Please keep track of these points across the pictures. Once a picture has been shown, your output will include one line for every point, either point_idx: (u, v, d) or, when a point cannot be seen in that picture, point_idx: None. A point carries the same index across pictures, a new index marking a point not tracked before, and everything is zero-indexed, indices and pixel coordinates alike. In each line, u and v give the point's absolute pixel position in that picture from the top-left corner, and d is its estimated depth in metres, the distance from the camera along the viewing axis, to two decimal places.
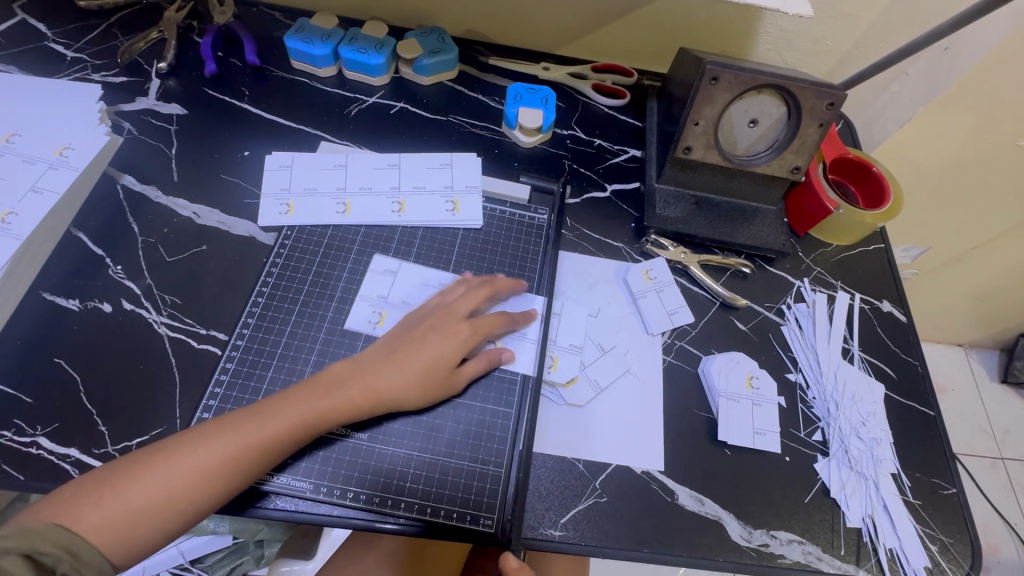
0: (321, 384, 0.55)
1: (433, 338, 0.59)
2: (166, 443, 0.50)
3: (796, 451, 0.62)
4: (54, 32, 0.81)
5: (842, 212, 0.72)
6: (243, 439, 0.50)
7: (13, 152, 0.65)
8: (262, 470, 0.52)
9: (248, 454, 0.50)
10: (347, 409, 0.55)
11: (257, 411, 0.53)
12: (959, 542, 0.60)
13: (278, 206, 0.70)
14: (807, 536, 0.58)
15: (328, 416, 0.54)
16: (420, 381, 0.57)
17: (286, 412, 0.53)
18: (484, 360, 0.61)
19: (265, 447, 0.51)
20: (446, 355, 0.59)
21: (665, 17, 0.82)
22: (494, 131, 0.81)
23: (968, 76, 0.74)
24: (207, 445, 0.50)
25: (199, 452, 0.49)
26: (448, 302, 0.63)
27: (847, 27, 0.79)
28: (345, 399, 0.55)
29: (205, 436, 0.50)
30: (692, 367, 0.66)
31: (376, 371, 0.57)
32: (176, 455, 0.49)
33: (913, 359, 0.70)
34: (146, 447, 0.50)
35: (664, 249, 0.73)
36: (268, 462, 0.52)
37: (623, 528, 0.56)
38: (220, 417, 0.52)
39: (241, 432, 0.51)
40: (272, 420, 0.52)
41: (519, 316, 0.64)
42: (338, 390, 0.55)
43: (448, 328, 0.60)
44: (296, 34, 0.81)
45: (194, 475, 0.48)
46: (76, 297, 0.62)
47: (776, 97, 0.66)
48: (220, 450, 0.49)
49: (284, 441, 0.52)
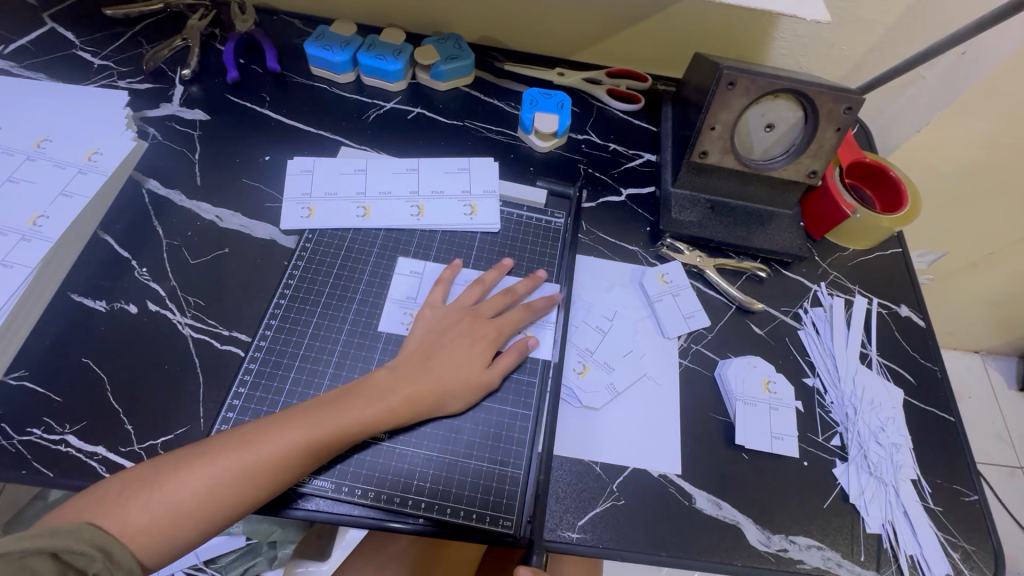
0: (361, 391, 0.56)
1: (463, 342, 0.61)
2: (208, 444, 0.51)
3: (814, 456, 0.62)
4: (81, 40, 0.83)
5: (859, 216, 0.72)
6: (277, 447, 0.51)
7: (44, 157, 0.66)
8: (298, 475, 0.52)
9: (287, 459, 0.51)
10: (381, 420, 0.55)
11: (296, 416, 0.53)
12: (981, 550, 0.59)
13: (299, 209, 0.71)
14: (826, 542, 0.58)
15: (361, 426, 0.54)
16: (458, 387, 0.59)
17: (323, 418, 0.53)
18: (514, 352, 0.62)
19: (301, 454, 0.51)
20: (476, 356, 0.61)
21: (680, 22, 0.82)
22: (509, 136, 0.82)
23: (987, 81, 0.73)
24: (248, 450, 0.50)
25: (242, 455, 0.50)
26: (467, 302, 0.65)
27: (863, 32, 0.79)
28: (383, 406, 0.55)
29: (244, 441, 0.51)
30: (708, 371, 0.66)
31: (413, 378, 0.58)
32: (217, 458, 0.50)
33: (932, 364, 0.70)
34: (189, 447, 0.51)
35: (680, 253, 0.73)
36: (301, 470, 0.52)
37: (641, 532, 0.57)
38: (260, 420, 0.53)
39: (278, 438, 0.51)
40: (310, 426, 0.53)
41: (540, 305, 0.65)
42: (377, 396, 0.56)
43: (475, 331, 0.62)
44: (316, 41, 0.82)
45: (234, 479, 0.49)
46: (103, 299, 0.63)
47: (793, 102, 0.66)
48: (261, 454, 0.50)
49: (321, 447, 0.53)
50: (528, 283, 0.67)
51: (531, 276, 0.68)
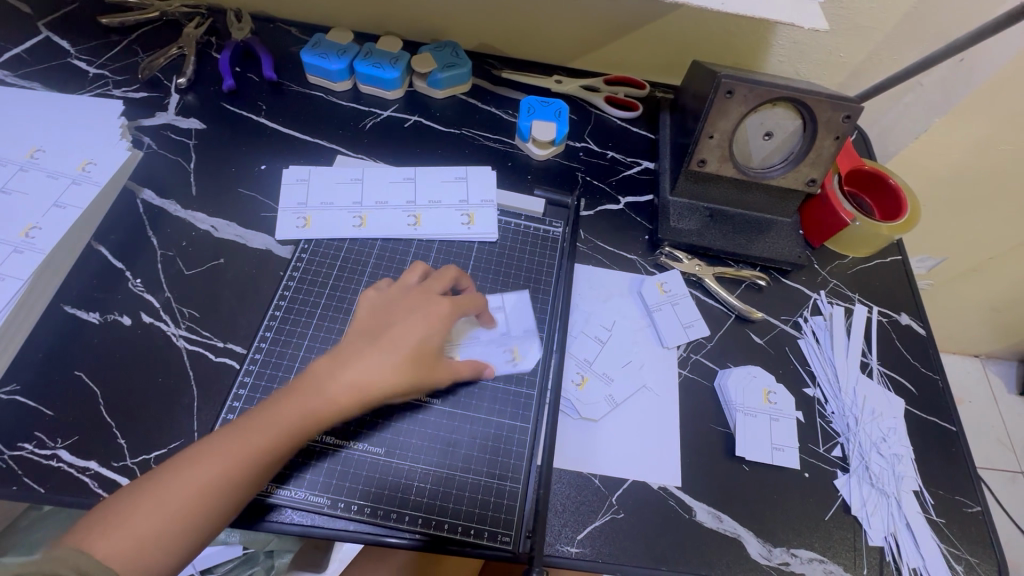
0: (306, 380, 0.54)
1: (411, 321, 0.58)
2: (163, 465, 0.49)
3: (815, 467, 0.62)
4: (76, 49, 0.82)
5: (858, 224, 0.71)
6: (231, 451, 0.49)
7: (37, 167, 0.66)
8: (263, 477, 0.51)
9: (250, 461, 0.49)
10: (333, 407, 0.53)
11: (250, 418, 0.52)
12: (985, 562, 0.58)
13: (294, 219, 0.71)
14: (828, 555, 0.57)
15: (315, 416, 0.53)
16: (403, 370, 0.55)
17: (276, 415, 0.52)
18: (464, 362, 0.60)
19: (258, 453, 0.50)
20: (425, 337, 0.57)
21: (678, 30, 0.82)
22: (507, 144, 0.82)
23: (985, 88, 0.73)
24: (208, 460, 0.48)
25: (205, 467, 0.48)
26: (415, 283, 0.62)
27: (861, 40, 0.79)
28: (328, 392, 0.53)
29: (197, 451, 0.49)
30: (708, 381, 0.66)
31: (355, 361, 0.55)
32: (181, 475, 0.47)
33: (933, 373, 0.69)
34: (155, 470, 0.48)
35: (679, 262, 0.73)
36: (265, 469, 0.50)
37: (641, 545, 0.56)
38: (218, 431, 0.51)
39: (231, 441, 0.50)
40: (262, 425, 0.51)
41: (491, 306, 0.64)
42: (323, 385, 0.54)
43: (425, 309, 0.59)
44: (312, 49, 0.82)
45: (199, 490, 0.47)
46: (96, 310, 0.63)
47: (792, 110, 0.66)
48: (222, 463, 0.48)
49: (276, 445, 0.51)
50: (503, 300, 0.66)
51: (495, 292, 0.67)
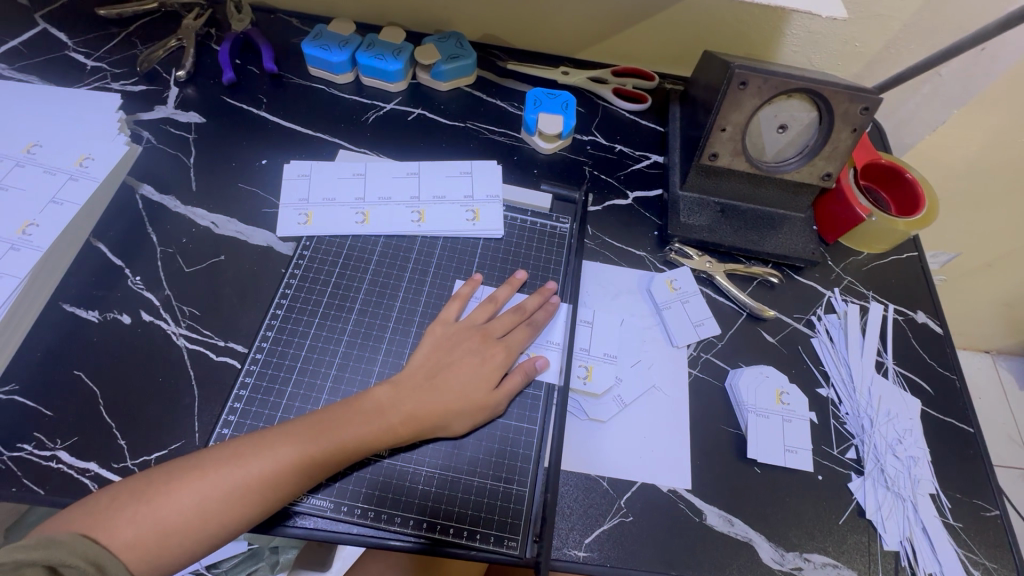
0: (360, 405, 0.54)
1: (471, 361, 0.59)
2: (202, 458, 0.50)
3: (829, 469, 0.60)
4: (74, 41, 0.81)
5: (875, 219, 0.69)
6: (272, 464, 0.49)
7: (34, 162, 0.65)
8: (296, 492, 0.51)
9: (280, 475, 0.49)
10: (380, 438, 0.53)
11: (292, 431, 0.52)
12: (1003, 568, 0.57)
13: (296, 215, 0.69)
14: (842, 560, 0.56)
15: (360, 443, 0.52)
16: (463, 409, 0.56)
17: (319, 433, 0.52)
18: (520, 374, 0.60)
19: (298, 470, 0.50)
20: (484, 377, 0.59)
21: (689, 19, 0.80)
22: (513, 138, 0.80)
23: (1007, 79, 0.71)
24: (242, 465, 0.49)
25: (242, 473, 0.49)
26: (479, 321, 0.63)
27: (878, 28, 0.77)
28: (383, 423, 0.54)
29: (238, 455, 0.50)
30: (719, 381, 0.64)
31: (416, 395, 0.56)
32: (210, 473, 0.48)
33: (950, 373, 0.67)
34: (183, 461, 0.49)
35: (689, 258, 0.71)
36: (299, 486, 0.51)
37: (649, 549, 0.55)
38: (255, 434, 0.52)
39: (273, 453, 0.50)
40: (308, 441, 0.51)
41: (542, 318, 0.64)
42: (376, 413, 0.54)
43: (484, 352, 0.60)
44: (313, 40, 0.80)
45: (232, 494, 0.48)
46: (95, 309, 0.62)
47: (807, 101, 0.63)
48: (253, 470, 0.49)
49: (317, 464, 0.51)
50: (537, 298, 0.65)
51: (540, 290, 0.66)
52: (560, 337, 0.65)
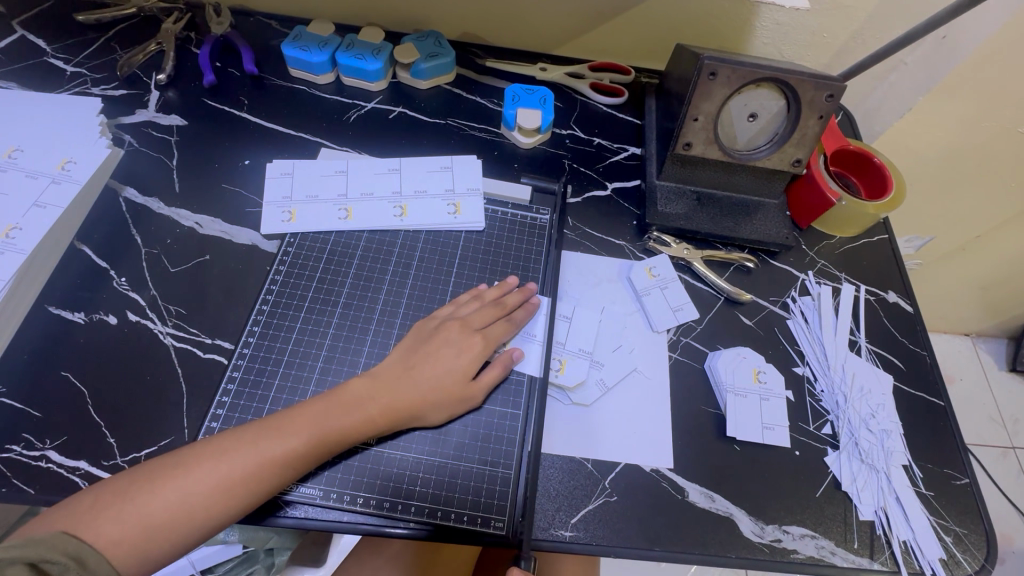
0: (340, 398, 0.55)
1: (448, 351, 0.59)
2: (184, 454, 0.50)
3: (805, 445, 0.62)
4: (53, 47, 0.81)
5: (844, 203, 0.72)
6: (254, 457, 0.50)
7: (16, 167, 0.65)
8: (281, 485, 0.52)
9: (264, 467, 0.50)
10: (360, 429, 0.54)
11: (275, 425, 0.53)
12: (973, 532, 0.59)
13: (280, 213, 0.70)
14: (819, 531, 0.58)
15: (342, 433, 0.54)
16: (436, 401, 0.57)
17: (301, 426, 0.53)
18: (498, 366, 0.61)
19: (281, 464, 0.51)
20: (460, 369, 0.59)
21: (662, 13, 0.82)
22: (493, 133, 0.81)
23: (969, 63, 0.73)
24: (224, 460, 0.50)
25: (223, 468, 0.49)
26: (462, 313, 0.63)
27: (844, 19, 0.79)
28: (361, 415, 0.55)
29: (221, 450, 0.50)
30: (697, 363, 0.66)
31: (393, 387, 0.57)
32: (194, 468, 0.49)
33: (921, 350, 0.70)
34: (166, 458, 0.50)
35: (667, 246, 0.73)
36: (285, 479, 0.52)
37: (634, 526, 0.56)
38: (239, 429, 0.53)
39: (255, 446, 0.51)
40: (291, 435, 0.52)
41: (521, 319, 0.64)
42: (354, 405, 0.55)
43: (463, 342, 0.60)
44: (293, 42, 0.81)
45: (216, 489, 0.49)
46: (81, 310, 0.62)
47: (775, 90, 0.66)
48: (237, 464, 0.50)
49: (301, 457, 0.52)
50: (519, 295, 0.65)
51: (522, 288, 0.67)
52: (541, 331, 0.65)
